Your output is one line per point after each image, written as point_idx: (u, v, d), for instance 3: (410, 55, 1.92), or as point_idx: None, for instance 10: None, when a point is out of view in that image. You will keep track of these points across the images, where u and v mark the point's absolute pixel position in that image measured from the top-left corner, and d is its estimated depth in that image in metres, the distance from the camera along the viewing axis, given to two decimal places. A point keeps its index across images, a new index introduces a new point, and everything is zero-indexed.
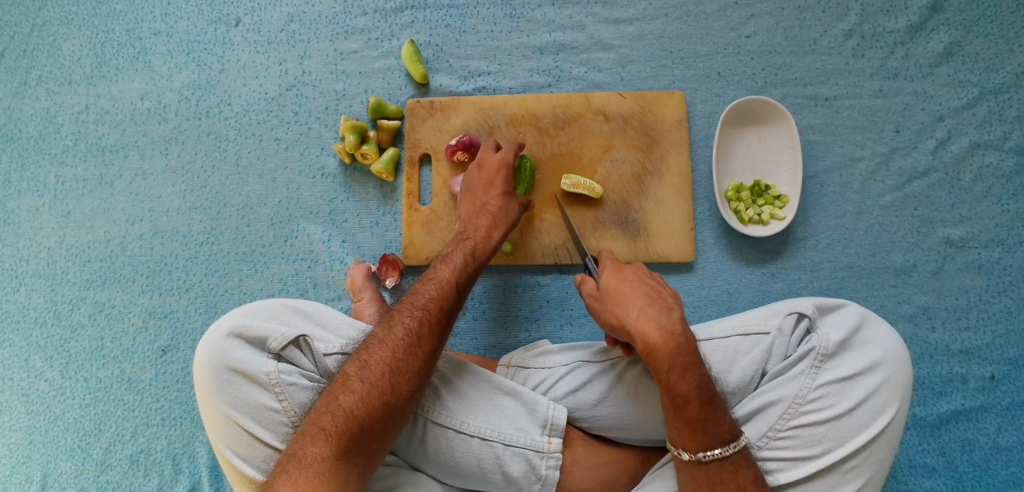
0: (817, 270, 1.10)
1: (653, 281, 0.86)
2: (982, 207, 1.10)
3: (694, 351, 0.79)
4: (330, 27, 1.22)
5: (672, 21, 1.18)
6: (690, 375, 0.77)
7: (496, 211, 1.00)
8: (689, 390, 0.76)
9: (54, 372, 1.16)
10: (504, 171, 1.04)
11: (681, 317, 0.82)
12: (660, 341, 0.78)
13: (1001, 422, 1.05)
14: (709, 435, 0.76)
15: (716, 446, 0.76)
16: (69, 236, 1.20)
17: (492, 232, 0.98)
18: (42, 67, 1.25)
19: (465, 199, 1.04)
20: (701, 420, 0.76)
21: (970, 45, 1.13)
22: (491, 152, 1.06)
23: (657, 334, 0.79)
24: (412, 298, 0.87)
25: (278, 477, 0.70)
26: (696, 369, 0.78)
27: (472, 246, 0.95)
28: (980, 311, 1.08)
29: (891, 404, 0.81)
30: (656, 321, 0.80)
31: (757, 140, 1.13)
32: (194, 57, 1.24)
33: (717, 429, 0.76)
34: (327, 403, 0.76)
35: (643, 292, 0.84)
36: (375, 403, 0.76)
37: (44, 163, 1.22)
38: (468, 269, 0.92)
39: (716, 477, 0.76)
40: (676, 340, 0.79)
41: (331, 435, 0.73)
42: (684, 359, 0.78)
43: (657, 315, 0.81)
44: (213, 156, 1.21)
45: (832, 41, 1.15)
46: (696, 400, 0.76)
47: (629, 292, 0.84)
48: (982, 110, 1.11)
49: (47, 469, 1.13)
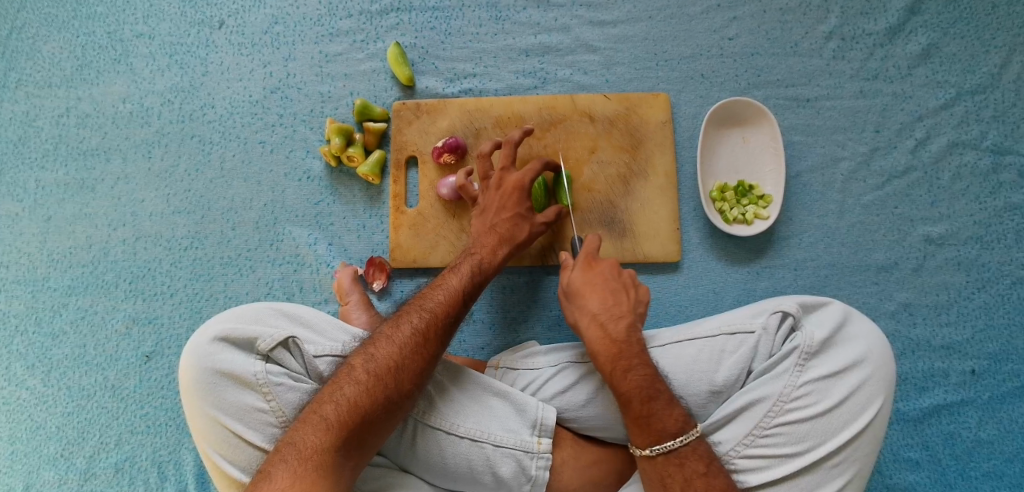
0: (800, 268, 1.11)
1: (617, 286, 0.95)
2: (960, 205, 1.12)
3: (633, 353, 0.87)
4: (314, 29, 1.21)
5: (656, 23, 1.19)
6: (632, 375, 0.85)
7: (504, 232, 0.99)
8: (631, 389, 0.84)
9: (36, 380, 1.14)
10: (518, 193, 1.01)
11: (629, 324, 0.91)
12: (602, 347, 0.88)
13: (981, 415, 1.07)
14: (654, 431, 0.81)
15: (665, 439, 0.81)
16: (50, 242, 1.19)
17: (498, 250, 0.98)
18: (22, 71, 1.23)
19: (478, 218, 1.02)
20: (645, 415, 0.82)
21: (947, 46, 1.15)
22: (509, 171, 1.03)
23: (599, 338, 0.89)
24: (420, 300, 0.89)
25: (275, 465, 0.70)
26: (639, 369, 0.86)
27: (477, 259, 0.96)
28: (961, 307, 1.10)
29: (874, 400, 0.82)
30: (602, 327, 0.90)
31: (741, 140, 1.14)
32: (176, 60, 1.22)
33: (662, 424, 0.81)
34: (331, 392, 0.77)
35: (601, 299, 0.93)
36: (378, 396, 0.76)
37: (24, 168, 1.21)
38: (476, 283, 0.94)
39: (664, 469, 0.81)
40: (617, 344, 0.88)
41: (332, 425, 0.73)
42: (624, 362, 0.86)
43: (605, 322, 0.91)
44: (196, 160, 1.20)
45: (813, 43, 1.17)
46: (636, 398, 0.83)
47: (588, 294, 0.94)
48: (960, 110, 1.13)
49: (30, 478, 1.11)
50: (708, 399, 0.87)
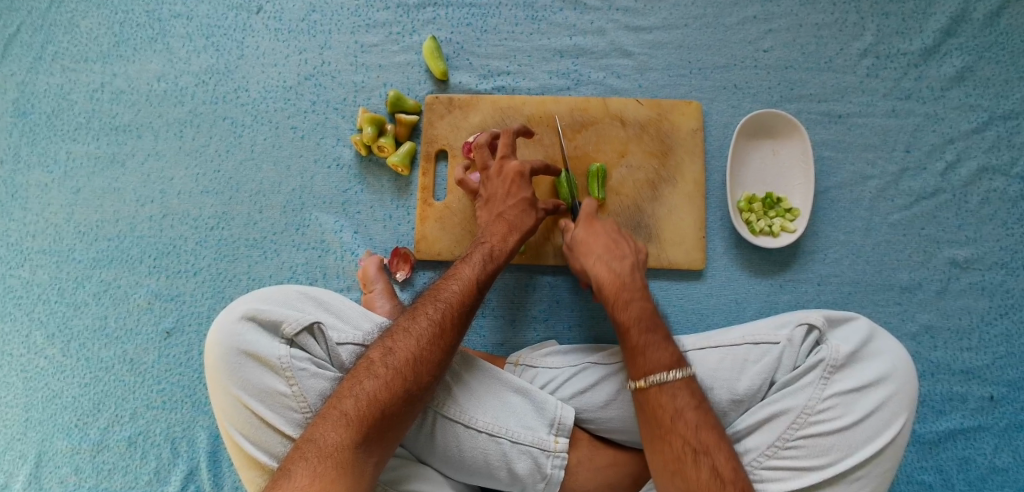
0: (823, 283, 1.11)
1: (617, 235, 0.98)
2: (987, 230, 1.12)
3: (637, 288, 0.91)
4: (351, 19, 1.22)
5: (692, 32, 1.19)
6: (632, 306, 0.89)
7: (512, 220, 0.99)
8: (630, 319, 0.87)
9: (55, 350, 1.15)
10: (519, 180, 1.01)
11: (632, 263, 0.94)
12: (606, 279, 0.92)
13: (997, 442, 1.06)
14: (648, 361, 0.83)
15: (660, 370, 0.82)
16: (77, 214, 1.19)
17: (508, 237, 0.98)
18: (59, 43, 1.24)
19: (485, 208, 1.02)
20: (641, 346, 0.84)
21: (982, 70, 1.15)
22: (510, 158, 1.03)
23: (605, 273, 0.93)
24: (434, 292, 0.89)
25: (295, 462, 0.71)
26: (639, 301, 0.89)
27: (488, 249, 0.96)
28: (982, 332, 1.09)
29: (898, 417, 0.82)
30: (606, 264, 0.94)
31: (771, 152, 1.14)
32: (212, 42, 1.23)
33: (657, 356, 0.83)
34: (351, 386, 0.78)
35: (603, 243, 0.97)
36: (398, 390, 0.77)
37: (56, 139, 1.22)
38: (488, 272, 0.94)
39: (656, 400, 0.81)
40: (621, 278, 0.92)
41: (352, 421, 0.74)
42: (626, 294, 0.90)
43: (609, 260, 0.94)
44: (227, 141, 1.21)
45: (847, 60, 1.17)
46: (634, 327, 0.86)
47: (590, 240, 0.97)
48: (991, 135, 1.14)
49: (42, 448, 1.12)
50: (730, 407, 0.86)
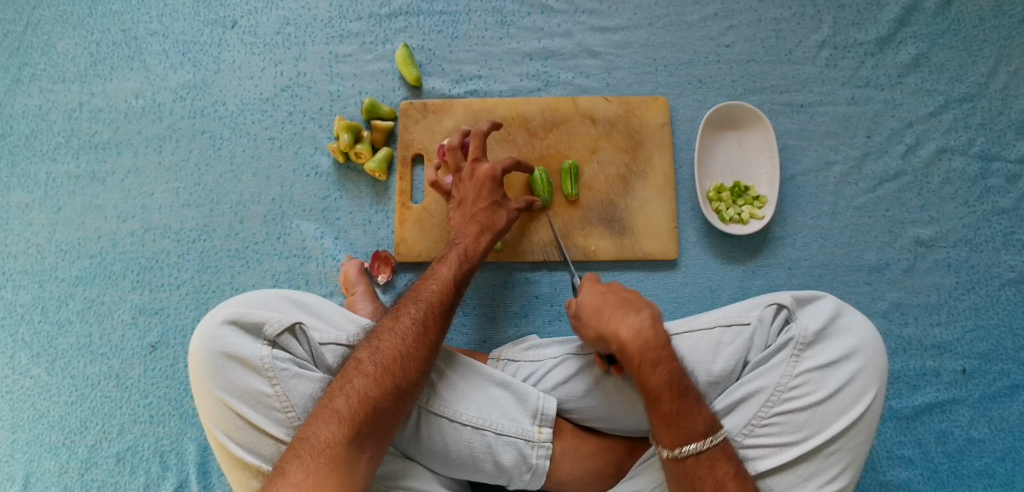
0: (795, 267, 1.14)
1: (629, 294, 0.91)
2: (950, 209, 1.15)
3: (665, 347, 0.83)
4: (325, 30, 1.25)
5: (656, 30, 1.23)
6: (660, 369, 0.81)
7: (485, 220, 1.02)
8: (659, 384, 0.80)
9: (40, 370, 1.16)
10: (491, 182, 1.03)
11: (651, 317, 0.86)
12: (630, 340, 0.83)
13: (972, 414, 1.09)
14: (684, 429, 0.78)
15: (694, 440, 0.78)
16: (59, 233, 1.21)
17: (481, 238, 1.01)
18: (36, 66, 1.26)
19: (458, 210, 1.04)
20: (674, 414, 0.79)
21: (936, 56, 1.20)
22: (480, 160, 1.05)
23: (627, 332, 0.84)
24: (415, 292, 0.91)
25: (289, 461, 0.72)
26: (666, 362, 0.82)
27: (463, 249, 0.99)
28: (951, 307, 1.13)
29: (868, 389, 0.85)
30: (626, 324, 0.85)
31: (737, 143, 1.18)
32: (189, 58, 1.26)
33: (691, 422, 0.79)
34: (340, 386, 0.79)
35: (614, 301, 0.89)
36: (387, 386, 0.79)
37: (35, 160, 1.23)
38: (466, 270, 0.97)
39: (693, 472, 0.78)
40: (645, 337, 0.84)
41: (344, 418, 0.75)
42: (652, 355, 0.82)
43: (627, 319, 0.86)
44: (206, 155, 1.23)
45: (807, 51, 1.21)
46: (666, 393, 0.80)
47: (601, 302, 0.91)
48: (948, 118, 1.18)
49: (30, 468, 1.12)
50: (707, 389, 0.89)
